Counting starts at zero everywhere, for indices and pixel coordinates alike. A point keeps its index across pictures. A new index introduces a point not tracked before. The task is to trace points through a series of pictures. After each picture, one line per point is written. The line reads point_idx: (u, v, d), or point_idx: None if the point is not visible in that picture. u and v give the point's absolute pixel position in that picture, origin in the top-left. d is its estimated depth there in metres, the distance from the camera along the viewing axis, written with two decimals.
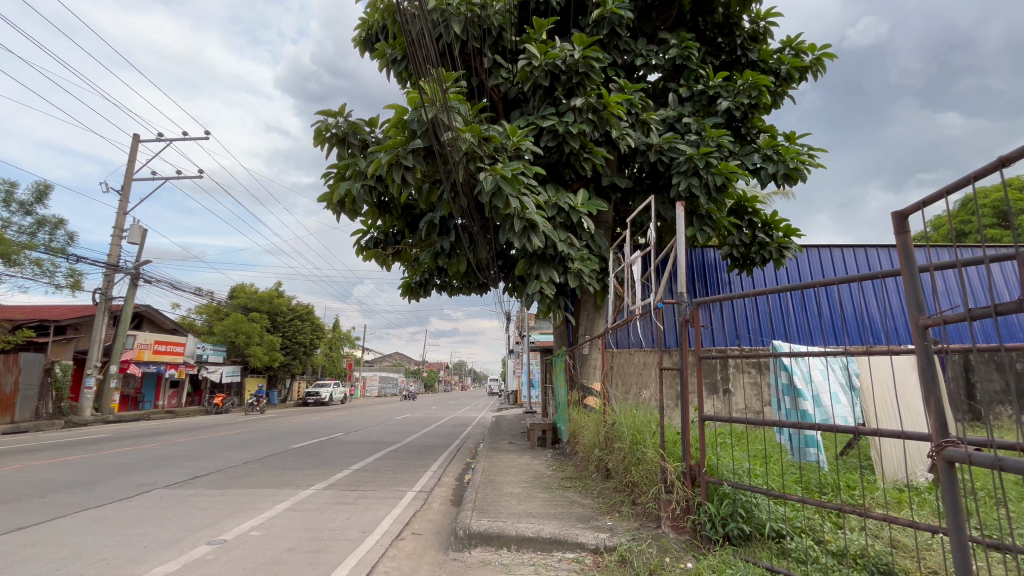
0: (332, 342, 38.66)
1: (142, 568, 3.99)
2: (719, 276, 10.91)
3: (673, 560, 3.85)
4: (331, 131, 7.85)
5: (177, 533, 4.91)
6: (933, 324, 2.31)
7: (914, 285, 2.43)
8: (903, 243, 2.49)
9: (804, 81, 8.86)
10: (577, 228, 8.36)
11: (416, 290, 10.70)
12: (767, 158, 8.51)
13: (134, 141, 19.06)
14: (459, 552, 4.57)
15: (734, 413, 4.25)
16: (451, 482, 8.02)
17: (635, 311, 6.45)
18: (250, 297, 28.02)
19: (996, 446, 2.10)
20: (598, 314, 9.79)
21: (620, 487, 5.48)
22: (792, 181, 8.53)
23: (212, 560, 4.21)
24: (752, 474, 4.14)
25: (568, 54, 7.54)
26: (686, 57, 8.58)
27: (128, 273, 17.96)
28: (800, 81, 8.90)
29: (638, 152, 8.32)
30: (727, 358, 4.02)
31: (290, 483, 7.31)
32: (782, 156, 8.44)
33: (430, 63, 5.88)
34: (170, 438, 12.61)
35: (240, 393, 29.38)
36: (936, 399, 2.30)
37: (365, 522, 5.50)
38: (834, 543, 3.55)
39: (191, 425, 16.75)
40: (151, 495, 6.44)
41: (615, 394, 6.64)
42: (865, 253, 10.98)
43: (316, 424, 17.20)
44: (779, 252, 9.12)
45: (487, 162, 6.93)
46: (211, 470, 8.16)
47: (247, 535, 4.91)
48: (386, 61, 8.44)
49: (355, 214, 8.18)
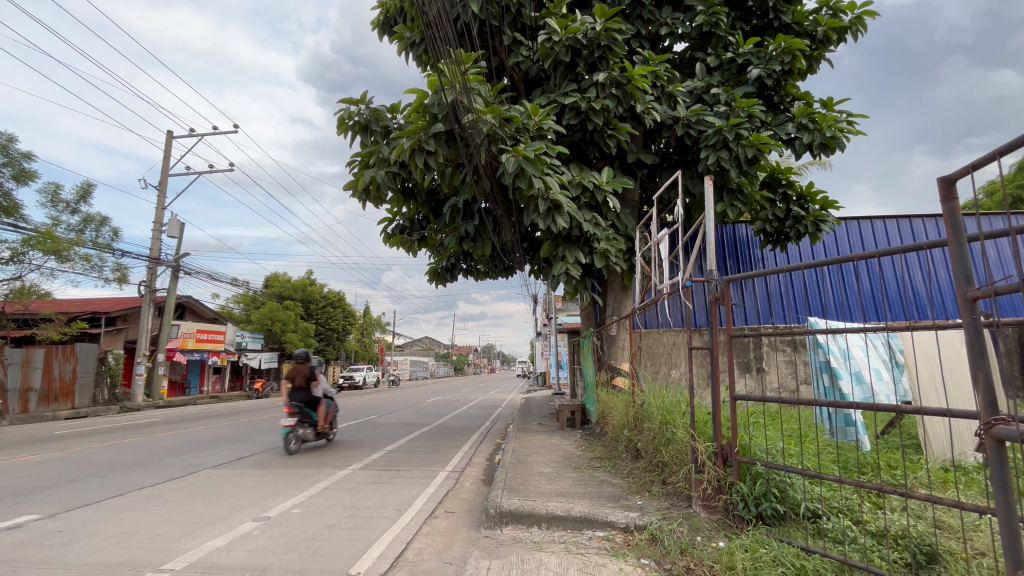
0: (364, 327, 39.64)
1: (194, 542, 4.24)
2: (752, 252, 10.57)
3: (705, 539, 3.83)
4: (353, 119, 7.89)
5: (224, 510, 5.17)
6: (980, 296, 2.19)
7: (963, 255, 2.28)
8: (951, 211, 2.33)
9: (843, 43, 8.36)
10: (602, 207, 8.21)
11: (443, 275, 10.78)
12: (802, 127, 8.12)
13: (169, 138, 19.65)
14: (491, 530, 4.66)
15: (768, 391, 4.13)
16: (482, 462, 8.16)
17: (663, 290, 6.34)
18: (284, 286, 29.06)
19: None
20: (626, 294, 9.67)
21: (650, 467, 5.46)
22: (829, 150, 8.13)
23: (257, 536, 4.44)
24: (786, 453, 4.05)
25: (589, 27, 7.32)
26: (714, 24, 8.19)
27: (169, 266, 18.72)
28: (838, 43, 8.41)
29: (665, 126, 8.07)
30: (760, 336, 3.91)
31: (328, 463, 7.59)
32: (818, 124, 8.04)
33: (448, 44, 5.80)
34: (215, 421, 13.23)
35: (279, 378, 30.54)
36: (985, 374, 2.18)
37: (400, 501, 5.67)
38: (874, 524, 3.46)
39: (234, 409, 17.51)
40: (199, 474, 6.80)
41: (645, 374, 6.58)
42: (910, 223, 10.40)
43: (351, 407, 17.76)
44: (815, 226, 8.76)
45: (509, 143, 6.81)
46: (254, 452, 8.55)
47: (289, 512, 5.14)
48: (405, 44, 8.39)
49: (380, 201, 8.26)
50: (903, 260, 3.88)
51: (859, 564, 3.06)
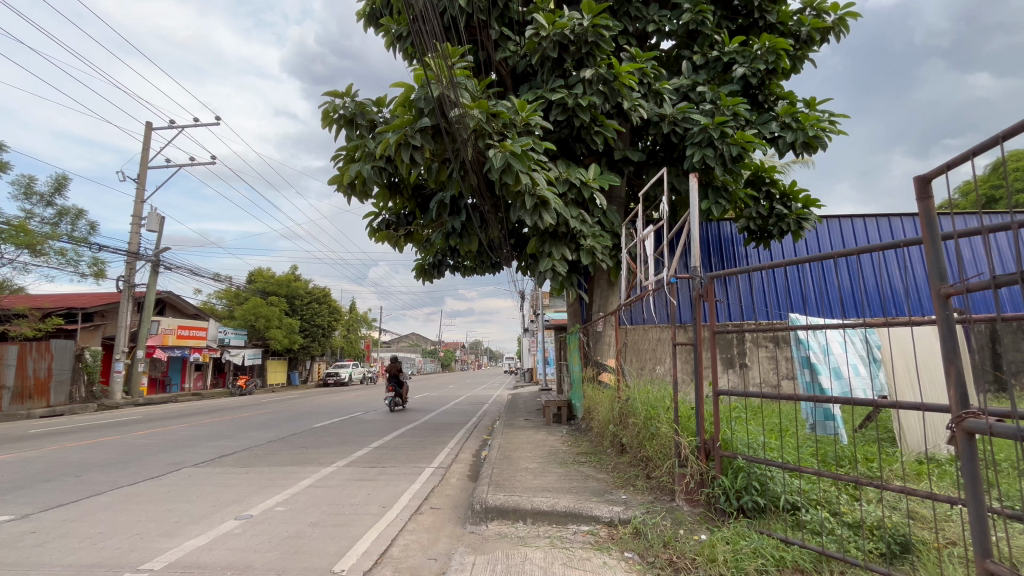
0: (349, 323, 39.30)
1: (173, 542, 4.17)
2: (735, 250, 10.70)
3: (688, 532, 3.88)
4: (339, 112, 7.78)
5: (205, 509, 5.10)
6: (953, 292, 2.25)
7: (936, 253, 2.34)
8: (926, 210, 2.39)
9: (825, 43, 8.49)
10: (589, 204, 8.22)
11: (430, 271, 10.73)
12: (786, 126, 8.22)
13: (148, 129, 19.18)
14: (476, 525, 4.66)
15: (750, 387, 4.18)
16: (468, 458, 8.16)
17: (648, 286, 6.38)
18: (268, 282, 28.66)
19: (1017, 417, 2.03)
20: (612, 291, 9.73)
21: (635, 462, 5.51)
22: (812, 149, 8.25)
23: (238, 534, 4.38)
24: (767, 447, 4.13)
25: (576, 23, 7.30)
26: (700, 22, 8.23)
27: (149, 261, 18.32)
28: (821, 43, 8.53)
29: (651, 123, 8.11)
30: (743, 332, 3.97)
31: (313, 461, 7.52)
32: (801, 123, 8.16)
33: (434, 37, 5.74)
34: (196, 419, 13.01)
35: (263, 374, 30.14)
36: (956, 369, 2.25)
37: (385, 498, 5.63)
38: (850, 515, 3.55)
39: (216, 407, 17.23)
40: (180, 473, 6.68)
41: (630, 370, 6.62)
42: (888, 222, 10.63)
43: (337, 404, 17.60)
44: (798, 224, 8.92)
45: (496, 139, 6.77)
46: (237, 450, 8.43)
47: (272, 510, 5.08)
48: (391, 37, 8.30)
49: (365, 196, 8.17)
50: (880, 258, 3.96)
51: (835, 555, 3.14)
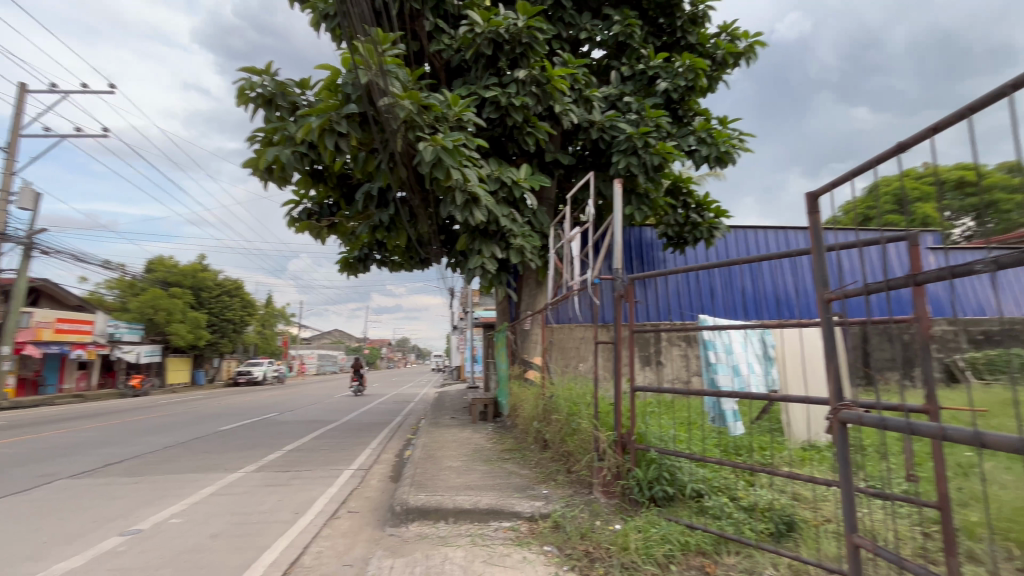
0: (265, 318, 36.77)
1: (38, 566, 3.64)
2: (655, 254, 11.34)
3: (604, 523, 4.02)
4: (256, 90, 7.21)
5: (83, 525, 4.52)
6: (835, 298, 2.55)
7: (822, 263, 2.63)
8: (814, 224, 2.67)
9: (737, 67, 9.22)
10: (520, 204, 8.31)
11: (355, 265, 10.32)
12: (702, 140, 8.84)
13: (21, 92, 16.65)
14: (396, 527, 4.54)
15: (663, 383, 4.44)
16: (391, 458, 7.95)
17: (574, 286, 6.56)
18: (170, 271, 26.04)
19: (886, 407, 2.38)
20: (540, 290, 9.94)
21: (556, 457, 5.65)
22: (723, 163, 8.93)
23: (123, 552, 3.92)
24: (676, 439, 4.35)
25: (511, 23, 7.33)
26: (628, 35, 8.60)
27: (19, 244, 15.92)
28: (734, 67, 9.25)
29: (581, 128, 8.35)
30: (659, 332, 4.20)
31: (217, 467, 6.93)
32: (715, 139, 8.80)
33: (364, 21, 5.49)
34: (77, 424, 11.51)
35: (161, 373, 27.34)
36: (834, 367, 2.55)
37: (298, 503, 5.32)
38: (747, 500, 3.82)
39: (103, 410, 15.36)
40: (52, 486, 5.87)
41: (554, 367, 6.78)
42: (786, 234, 11.77)
43: (249, 405, 16.40)
44: (709, 232, 9.67)
45: (427, 132, 6.61)
46: (126, 457, 7.56)
47: (166, 523, 4.61)
48: (317, 15, 7.84)
49: (285, 182, 7.67)
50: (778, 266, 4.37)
51: (731, 537, 3.42)
